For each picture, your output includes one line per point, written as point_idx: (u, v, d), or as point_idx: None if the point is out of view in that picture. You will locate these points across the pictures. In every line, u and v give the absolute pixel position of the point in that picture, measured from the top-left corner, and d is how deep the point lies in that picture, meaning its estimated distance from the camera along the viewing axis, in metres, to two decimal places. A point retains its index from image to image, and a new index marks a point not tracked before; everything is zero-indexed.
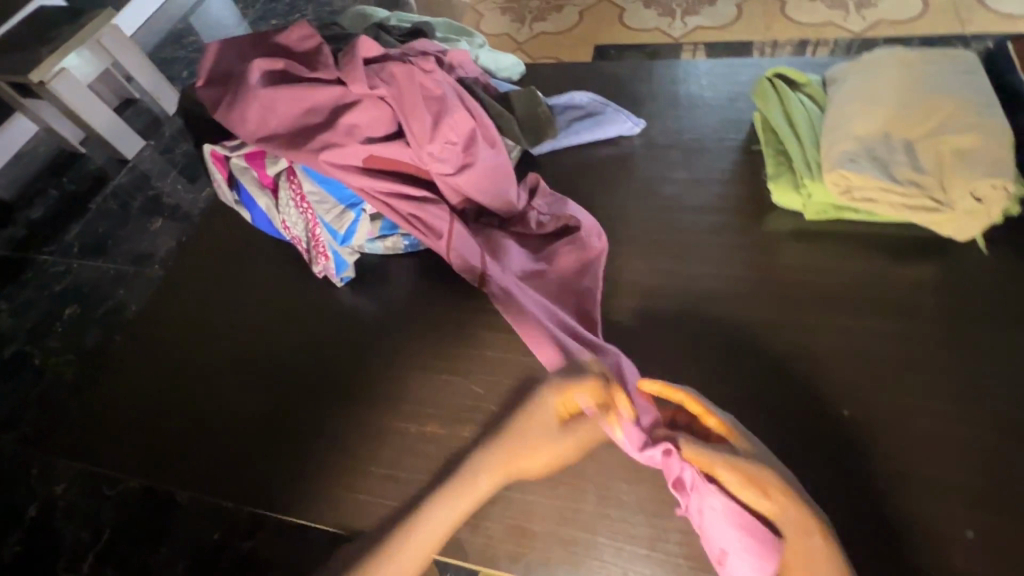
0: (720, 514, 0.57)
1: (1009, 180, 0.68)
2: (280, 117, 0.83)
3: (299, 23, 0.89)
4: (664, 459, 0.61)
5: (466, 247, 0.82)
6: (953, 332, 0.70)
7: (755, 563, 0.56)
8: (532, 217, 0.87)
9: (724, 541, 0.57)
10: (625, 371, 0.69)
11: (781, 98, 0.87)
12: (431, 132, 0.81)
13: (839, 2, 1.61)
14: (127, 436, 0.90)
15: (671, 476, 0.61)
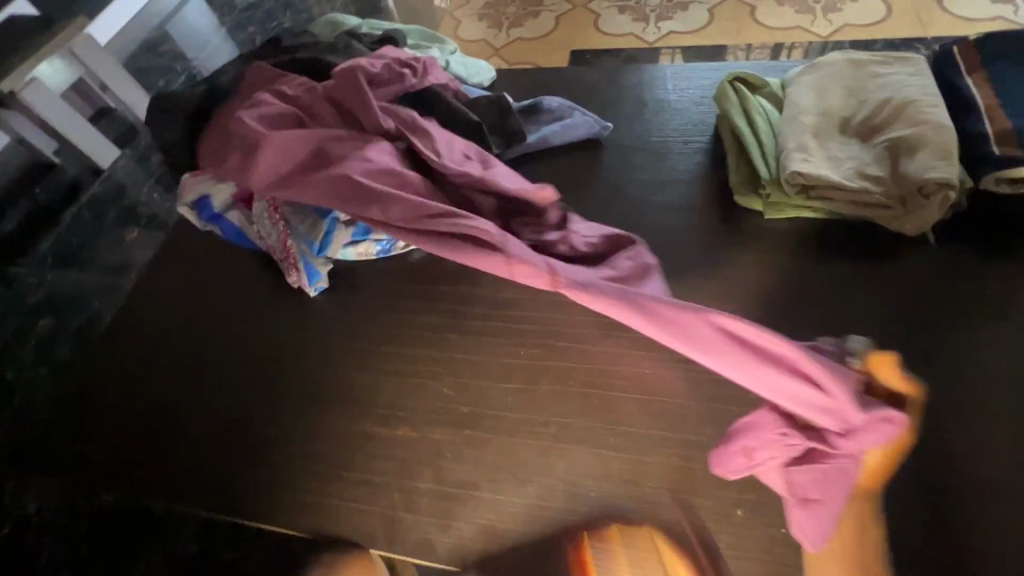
0: (851, 480, 0.59)
1: (954, 176, 0.71)
2: (288, 161, 0.85)
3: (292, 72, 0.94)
4: (870, 424, 0.57)
5: (531, 256, 0.73)
6: (910, 324, 0.72)
7: (825, 521, 0.58)
8: (577, 237, 0.80)
9: (831, 495, 0.58)
10: (768, 343, 0.60)
11: (741, 101, 0.90)
12: (441, 149, 0.86)
13: (807, 6, 1.65)
14: (100, 449, 0.89)
15: (850, 433, 0.58)
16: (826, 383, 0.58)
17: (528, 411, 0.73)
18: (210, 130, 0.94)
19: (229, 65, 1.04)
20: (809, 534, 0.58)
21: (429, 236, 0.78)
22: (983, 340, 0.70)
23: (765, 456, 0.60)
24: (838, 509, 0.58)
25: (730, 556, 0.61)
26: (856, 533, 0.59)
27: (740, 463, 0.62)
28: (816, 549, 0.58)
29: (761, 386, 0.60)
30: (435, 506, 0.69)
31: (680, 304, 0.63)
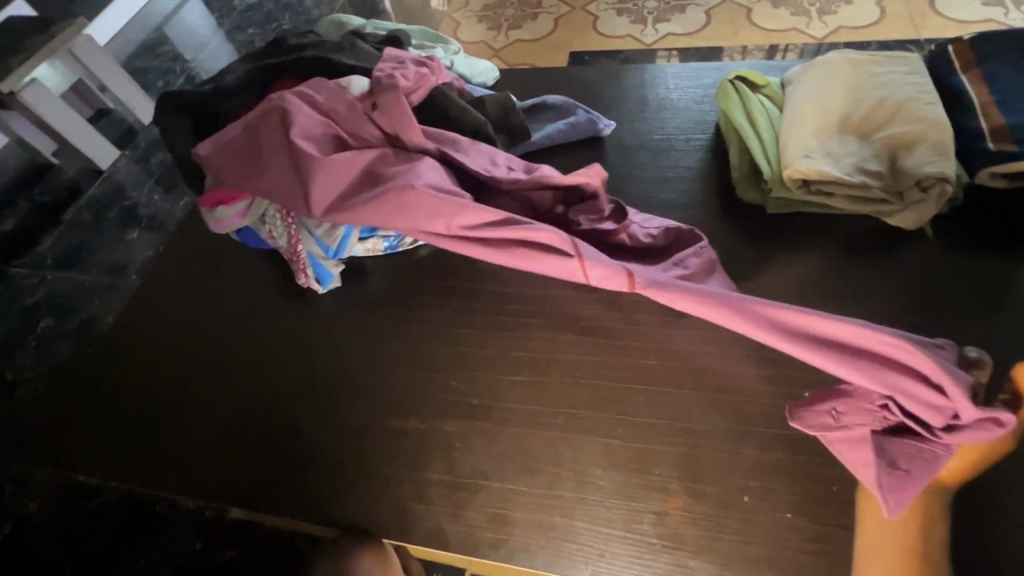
0: (940, 467, 0.58)
1: (950, 172, 0.74)
2: (344, 185, 0.83)
3: (313, 83, 0.90)
4: (982, 423, 0.55)
5: (602, 259, 0.74)
6: (909, 316, 0.74)
7: (907, 493, 0.57)
8: (637, 231, 0.82)
9: (918, 470, 0.57)
10: (895, 352, 0.59)
11: (742, 99, 0.92)
12: (489, 163, 0.87)
13: (802, 8, 1.68)
14: (108, 445, 0.89)
15: (950, 418, 0.56)
16: (946, 381, 0.55)
17: (536, 402, 0.74)
18: (225, 137, 0.87)
19: (235, 64, 1.05)
20: (889, 498, 0.57)
21: (499, 247, 0.78)
22: (980, 330, 0.72)
23: (855, 420, 0.60)
24: (922, 482, 0.57)
25: (737, 541, 0.62)
26: (921, 521, 0.58)
27: (824, 421, 0.62)
28: (891, 516, 0.57)
29: (877, 385, 0.59)
30: (445, 495, 0.70)
31: (787, 314, 0.63)
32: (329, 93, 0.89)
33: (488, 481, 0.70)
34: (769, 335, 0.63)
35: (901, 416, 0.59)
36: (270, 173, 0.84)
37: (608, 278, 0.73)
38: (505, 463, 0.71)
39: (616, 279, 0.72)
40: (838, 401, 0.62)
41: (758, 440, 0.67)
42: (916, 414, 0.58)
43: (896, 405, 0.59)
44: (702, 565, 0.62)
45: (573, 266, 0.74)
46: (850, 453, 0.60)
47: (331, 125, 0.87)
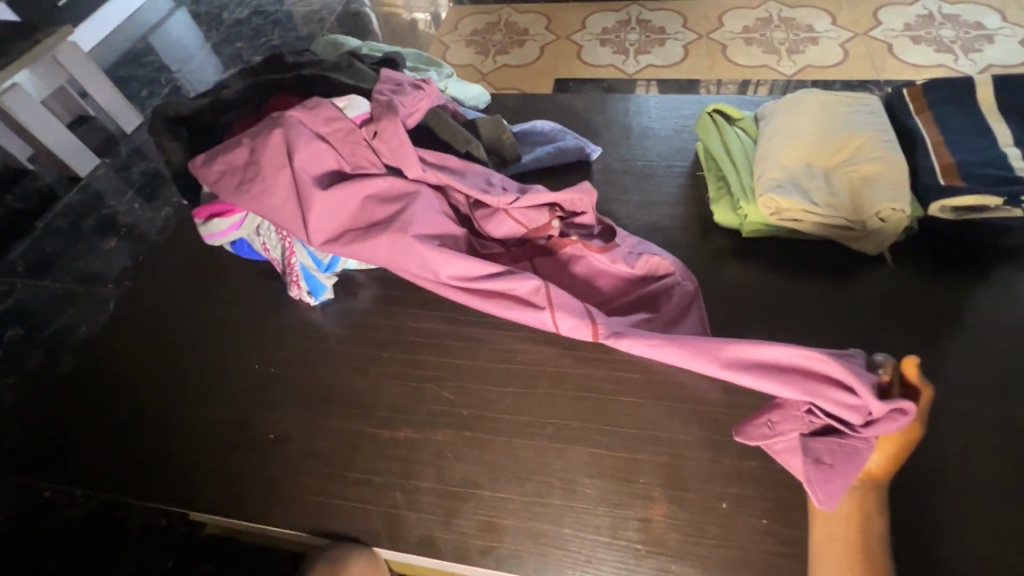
0: (862, 459, 0.64)
1: (908, 205, 0.80)
2: (338, 215, 0.86)
3: (314, 100, 0.90)
4: (890, 413, 0.63)
5: (566, 300, 0.80)
6: (871, 333, 0.80)
7: (835, 490, 0.62)
8: (622, 255, 0.86)
9: (842, 464, 0.64)
10: (819, 365, 0.67)
11: (719, 131, 0.99)
12: (473, 181, 0.90)
13: (773, 47, 1.80)
14: (83, 454, 0.88)
15: (866, 413, 0.64)
16: (857, 382, 0.64)
17: (525, 413, 0.77)
18: (220, 151, 0.88)
19: (233, 78, 1.07)
20: (818, 490, 0.62)
21: (473, 284, 0.83)
22: (936, 348, 0.78)
23: (786, 427, 0.68)
24: (846, 476, 0.63)
25: (716, 545, 0.65)
26: (860, 520, 0.61)
27: (765, 428, 0.69)
28: (826, 508, 0.62)
29: (811, 396, 0.66)
30: (436, 504, 0.72)
31: (730, 348, 0.71)
32: (325, 116, 0.89)
33: (479, 489, 0.72)
34: (724, 369, 0.71)
35: (829, 421, 0.67)
36: (266, 196, 0.84)
37: (579, 330, 0.78)
38: (494, 472, 0.73)
39: (584, 330, 0.78)
40: (773, 412, 0.69)
41: (736, 450, 0.71)
42: (839, 415, 0.66)
43: (820, 409, 0.66)
44: (684, 569, 0.64)
45: (544, 316, 0.79)
46: (789, 458, 0.66)
47: (332, 150, 0.88)
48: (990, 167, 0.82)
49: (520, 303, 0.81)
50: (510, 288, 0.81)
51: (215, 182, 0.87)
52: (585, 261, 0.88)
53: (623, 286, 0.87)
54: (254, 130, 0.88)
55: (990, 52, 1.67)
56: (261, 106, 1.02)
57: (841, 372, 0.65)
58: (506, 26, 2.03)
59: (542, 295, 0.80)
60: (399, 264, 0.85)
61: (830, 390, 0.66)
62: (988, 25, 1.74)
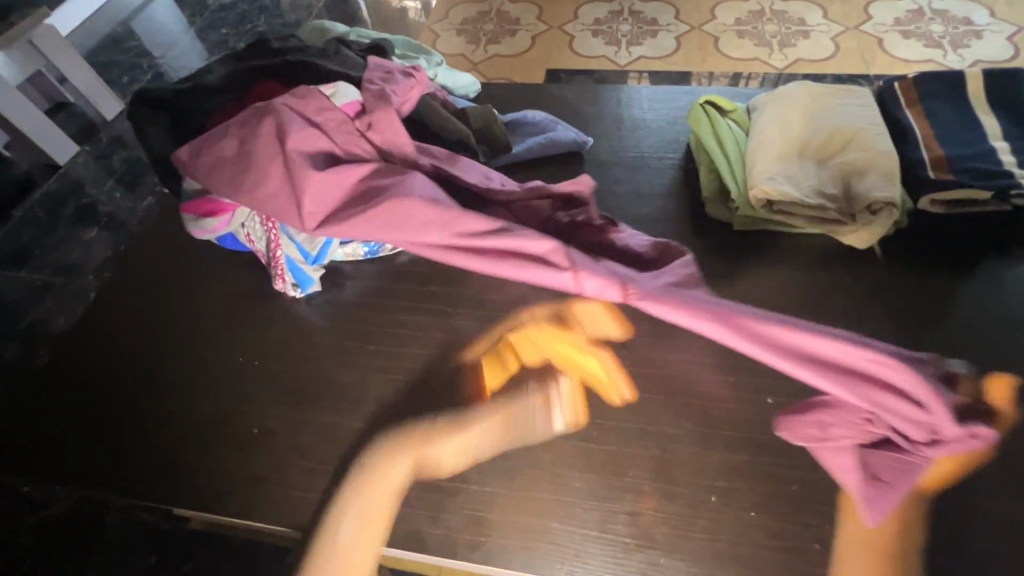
0: (918, 474, 0.66)
1: (899, 199, 0.80)
2: (336, 197, 0.83)
3: (298, 90, 0.87)
4: (961, 437, 0.66)
5: (593, 267, 0.78)
6: (860, 327, 0.80)
7: (884, 502, 0.65)
8: (628, 238, 0.85)
9: (897, 480, 0.66)
10: (896, 377, 0.66)
11: (712, 122, 0.98)
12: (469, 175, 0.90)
13: (764, 40, 1.79)
14: (62, 450, 0.86)
15: (935, 433, 0.66)
16: (936, 404, 0.65)
17: (514, 407, 0.76)
18: (202, 145, 0.85)
19: (215, 63, 1.04)
20: (869, 505, 0.65)
21: (502, 258, 0.81)
22: (923, 342, 0.78)
23: (842, 433, 0.68)
24: (901, 493, 0.65)
25: (705, 539, 0.65)
26: (895, 528, 0.64)
27: (816, 429, 0.70)
28: (872, 525, 0.64)
29: (881, 409, 0.66)
30: (423, 498, 0.71)
31: (801, 340, 0.69)
32: (313, 104, 0.86)
33: (466, 483, 0.71)
34: (785, 359, 0.69)
35: (891, 432, 0.67)
36: (256, 187, 0.82)
37: (606, 292, 0.77)
38: (482, 465, 0.72)
39: (613, 290, 0.76)
40: (826, 413, 0.70)
41: (725, 443, 0.71)
42: (904, 431, 0.67)
43: (888, 420, 0.67)
44: (673, 563, 0.64)
45: (568, 277, 0.77)
46: (831, 457, 0.68)
47: (324, 137, 0.85)
48: (978, 161, 0.82)
49: (540, 264, 0.79)
50: (546, 264, 0.79)
51: (203, 175, 0.85)
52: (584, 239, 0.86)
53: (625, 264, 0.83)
54: (237, 120, 0.85)
55: (978, 48, 1.68)
56: (245, 94, 0.99)
57: (919, 386, 0.65)
58: (497, 15, 2.00)
59: (560, 263, 0.78)
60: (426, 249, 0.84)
61: (904, 404, 0.66)
62: (977, 20, 1.75)
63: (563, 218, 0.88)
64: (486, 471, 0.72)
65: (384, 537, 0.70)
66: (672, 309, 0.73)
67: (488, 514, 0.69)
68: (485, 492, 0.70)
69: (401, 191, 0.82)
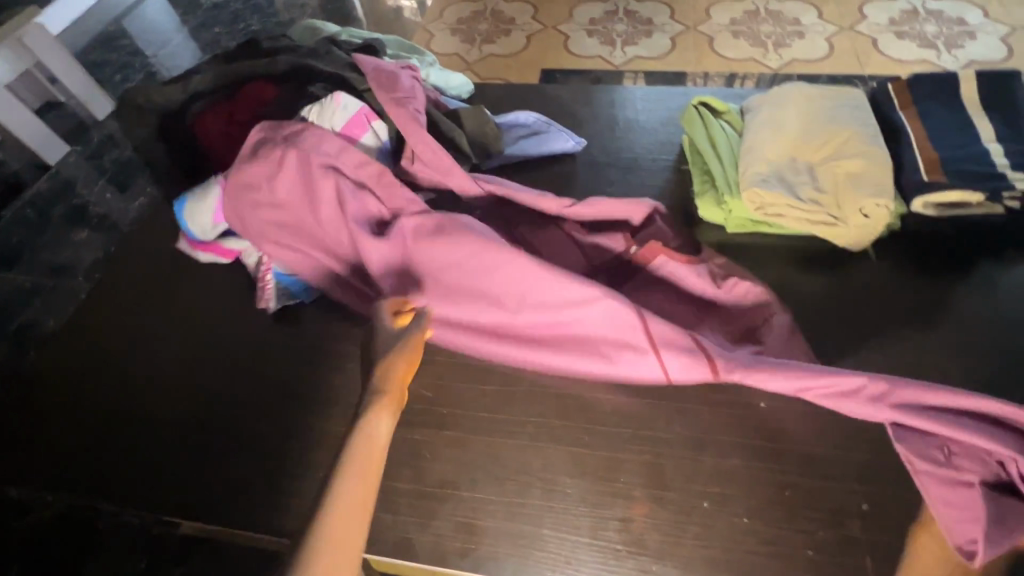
0: None
1: (891, 200, 0.80)
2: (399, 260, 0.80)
3: (312, 131, 0.86)
4: None
5: (679, 341, 0.72)
6: (854, 330, 0.80)
7: (1003, 541, 0.58)
8: (712, 272, 0.82)
9: (1018, 524, 0.59)
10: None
11: (705, 123, 0.98)
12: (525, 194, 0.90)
13: (759, 41, 1.79)
14: (54, 454, 0.84)
15: None
16: None
17: (505, 412, 0.75)
18: (243, 195, 0.87)
19: (204, 64, 1.02)
20: (984, 537, 0.58)
21: (586, 334, 0.76)
22: (916, 345, 0.78)
23: (965, 465, 0.62)
24: (1020, 536, 0.58)
25: (697, 545, 0.64)
26: (888, 532, 0.64)
27: (934, 455, 0.64)
28: (984, 560, 0.58)
29: (1017, 453, 0.61)
30: (413, 505, 0.70)
31: (937, 395, 0.64)
32: (328, 142, 0.86)
33: (457, 490, 0.71)
34: (909, 421, 0.64)
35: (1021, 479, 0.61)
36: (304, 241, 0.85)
37: (692, 372, 0.71)
38: (473, 471, 0.71)
39: (700, 369, 0.71)
40: (954, 444, 0.63)
41: (718, 448, 0.70)
42: None
43: (1020, 470, 0.61)
44: (665, 570, 0.63)
45: (650, 360, 0.72)
46: (933, 486, 0.63)
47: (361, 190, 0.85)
48: (971, 163, 0.82)
49: (619, 348, 0.74)
50: (637, 337, 0.73)
51: (251, 229, 0.88)
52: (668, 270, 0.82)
53: (694, 303, 0.82)
54: (262, 171, 0.85)
55: (972, 48, 1.68)
56: (235, 91, 0.98)
57: None
58: (492, 14, 1.99)
59: (641, 333, 0.73)
60: (496, 313, 0.77)
61: None
62: (971, 21, 1.75)
63: (630, 251, 0.85)
64: (477, 477, 0.71)
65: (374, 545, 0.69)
66: (767, 376, 0.69)
67: (479, 520, 0.68)
68: (475, 499, 0.70)
69: (468, 251, 0.77)
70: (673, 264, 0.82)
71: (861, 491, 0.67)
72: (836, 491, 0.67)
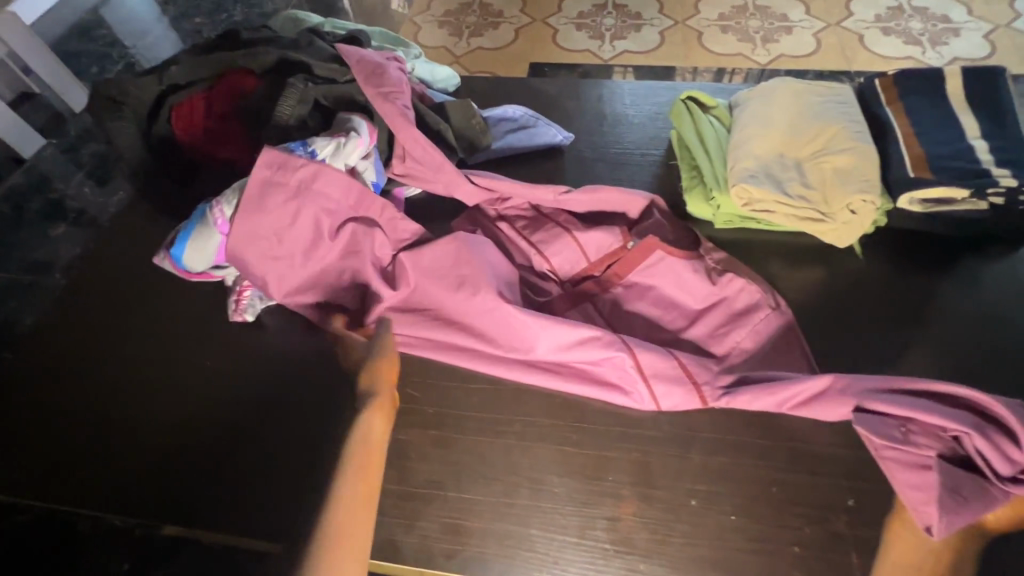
0: (995, 506, 0.60)
1: (877, 197, 0.80)
2: (400, 288, 0.80)
3: (299, 163, 0.79)
4: None
5: (666, 371, 0.71)
6: (841, 326, 0.80)
7: (957, 515, 0.59)
8: (708, 266, 0.82)
9: (973, 498, 0.60)
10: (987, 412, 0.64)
11: (693, 119, 0.97)
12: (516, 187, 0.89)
13: (748, 36, 1.79)
14: (29, 458, 0.81)
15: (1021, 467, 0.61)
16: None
17: (491, 411, 0.74)
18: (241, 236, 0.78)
19: (180, 53, 0.99)
20: (939, 513, 0.60)
21: (574, 364, 0.74)
22: (901, 341, 0.78)
23: (921, 441, 0.64)
24: (975, 509, 0.60)
25: (685, 544, 0.64)
26: (875, 530, 0.64)
27: (891, 433, 0.65)
28: (937, 533, 0.60)
29: (971, 429, 0.62)
30: (399, 506, 0.69)
31: (899, 401, 0.65)
32: (338, 184, 0.82)
33: (443, 490, 0.70)
34: (897, 453, 0.64)
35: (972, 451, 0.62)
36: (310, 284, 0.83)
37: (683, 402, 0.71)
38: (459, 472, 0.70)
39: (690, 400, 0.70)
40: (909, 423, 0.65)
41: (705, 445, 0.70)
42: (990, 458, 0.61)
43: (973, 443, 0.62)
44: (652, 569, 0.63)
45: (640, 392, 0.71)
46: (899, 471, 0.64)
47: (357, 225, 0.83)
48: (955, 160, 0.82)
49: (608, 383, 0.73)
50: (621, 364, 0.72)
51: (254, 274, 0.80)
52: (664, 263, 0.82)
53: (691, 297, 0.80)
54: (269, 218, 0.78)
55: (956, 45, 1.69)
56: (214, 84, 0.96)
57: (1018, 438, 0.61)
58: (480, 7, 1.97)
59: (629, 367, 0.71)
60: (486, 345, 0.76)
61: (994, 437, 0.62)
62: (955, 18, 1.76)
63: (628, 244, 0.84)
64: (464, 478, 0.70)
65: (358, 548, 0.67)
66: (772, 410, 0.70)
67: (466, 521, 0.67)
68: (462, 499, 0.69)
69: (462, 275, 0.78)
70: (669, 257, 0.82)
71: (847, 488, 0.67)
72: (823, 487, 0.67)
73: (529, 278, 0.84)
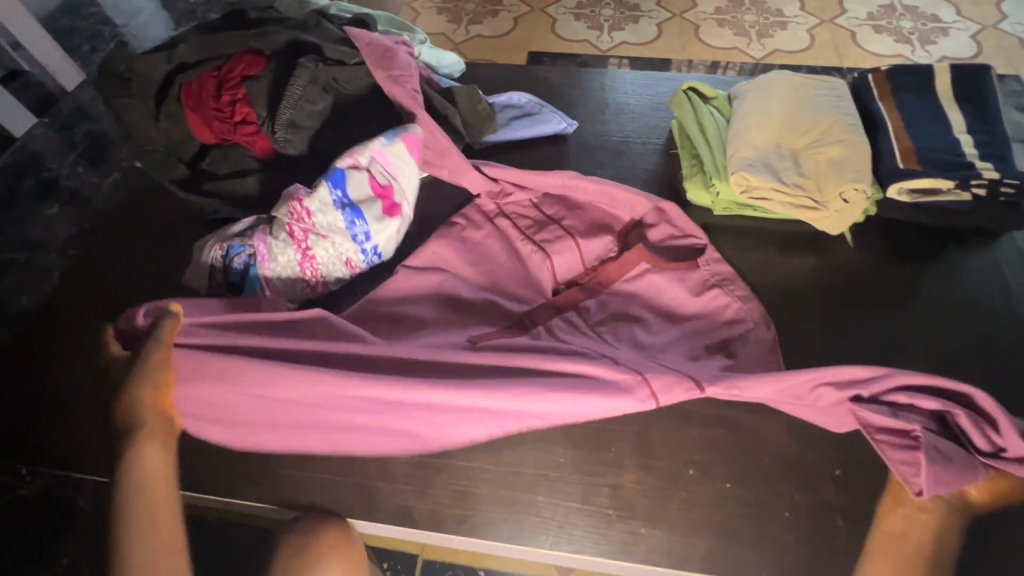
0: (974, 475, 0.63)
1: (868, 186, 0.84)
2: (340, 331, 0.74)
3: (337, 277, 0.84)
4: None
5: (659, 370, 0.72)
6: (832, 310, 0.84)
7: (942, 482, 0.62)
8: (701, 277, 0.84)
9: (956, 464, 0.63)
10: (974, 401, 0.66)
11: (695, 109, 1.00)
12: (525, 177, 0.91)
13: (743, 30, 1.82)
14: (41, 431, 0.83)
15: (999, 443, 0.64)
16: (1002, 416, 0.64)
17: None
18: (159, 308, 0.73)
19: (187, 31, 0.99)
20: (925, 477, 0.63)
21: (540, 392, 0.68)
22: (886, 323, 0.82)
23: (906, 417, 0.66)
24: (957, 475, 0.62)
25: (683, 509, 0.68)
26: (860, 498, 0.68)
27: (882, 412, 0.67)
28: (920, 494, 0.63)
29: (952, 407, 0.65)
30: (410, 475, 0.72)
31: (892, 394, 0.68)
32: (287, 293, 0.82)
33: (454, 460, 0.72)
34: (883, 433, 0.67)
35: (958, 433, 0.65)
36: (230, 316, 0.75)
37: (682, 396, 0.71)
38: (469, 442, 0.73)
39: (685, 389, 0.71)
40: (897, 402, 0.67)
41: (701, 420, 0.74)
42: (969, 434, 0.65)
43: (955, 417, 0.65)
44: (652, 532, 0.67)
45: (640, 399, 0.70)
46: (889, 445, 0.66)
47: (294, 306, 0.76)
48: (942, 153, 0.87)
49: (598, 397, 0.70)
50: (613, 376, 0.70)
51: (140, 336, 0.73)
52: (653, 276, 0.84)
53: (686, 304, 0.83)
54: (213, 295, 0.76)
55: (944, 44, 1.74)
56: (223, 63, 0.96)
57: (1003, 418, 0.64)
58: None
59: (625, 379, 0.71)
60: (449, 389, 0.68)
61: (975, 417, 0.65)
62: (945, 17, 1.81)
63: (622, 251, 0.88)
64: (474, 449, 0.73)
65: (375, 515, 0.70)
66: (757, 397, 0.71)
67: (475, 489, 0.71)
68: (471, 468, 0.72)
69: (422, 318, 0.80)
70: (657, 270, 0.84)
71: (834, 458, 0.71)
72: (812, 458, 0.71)
73: (529, 274, 0.86)
